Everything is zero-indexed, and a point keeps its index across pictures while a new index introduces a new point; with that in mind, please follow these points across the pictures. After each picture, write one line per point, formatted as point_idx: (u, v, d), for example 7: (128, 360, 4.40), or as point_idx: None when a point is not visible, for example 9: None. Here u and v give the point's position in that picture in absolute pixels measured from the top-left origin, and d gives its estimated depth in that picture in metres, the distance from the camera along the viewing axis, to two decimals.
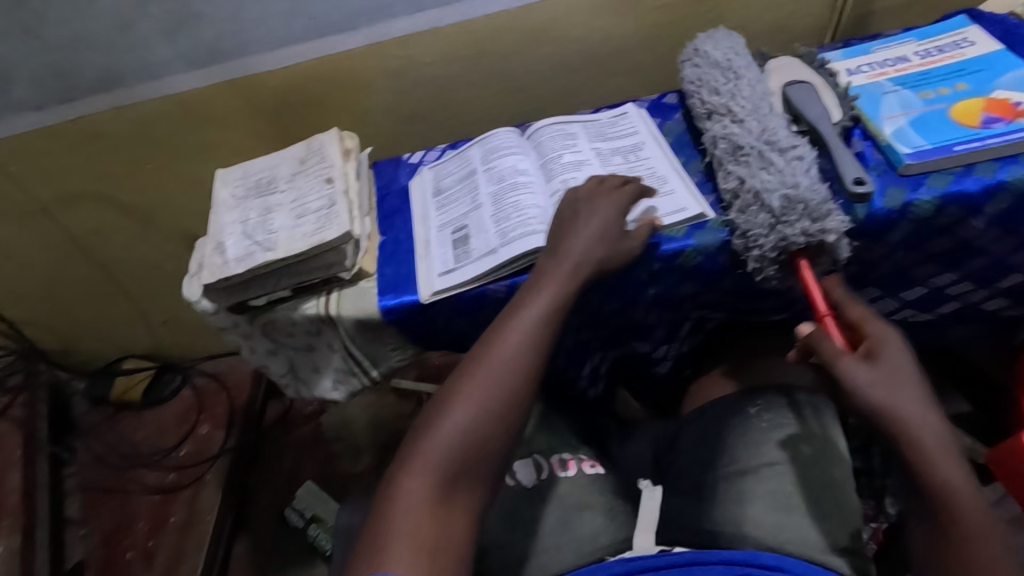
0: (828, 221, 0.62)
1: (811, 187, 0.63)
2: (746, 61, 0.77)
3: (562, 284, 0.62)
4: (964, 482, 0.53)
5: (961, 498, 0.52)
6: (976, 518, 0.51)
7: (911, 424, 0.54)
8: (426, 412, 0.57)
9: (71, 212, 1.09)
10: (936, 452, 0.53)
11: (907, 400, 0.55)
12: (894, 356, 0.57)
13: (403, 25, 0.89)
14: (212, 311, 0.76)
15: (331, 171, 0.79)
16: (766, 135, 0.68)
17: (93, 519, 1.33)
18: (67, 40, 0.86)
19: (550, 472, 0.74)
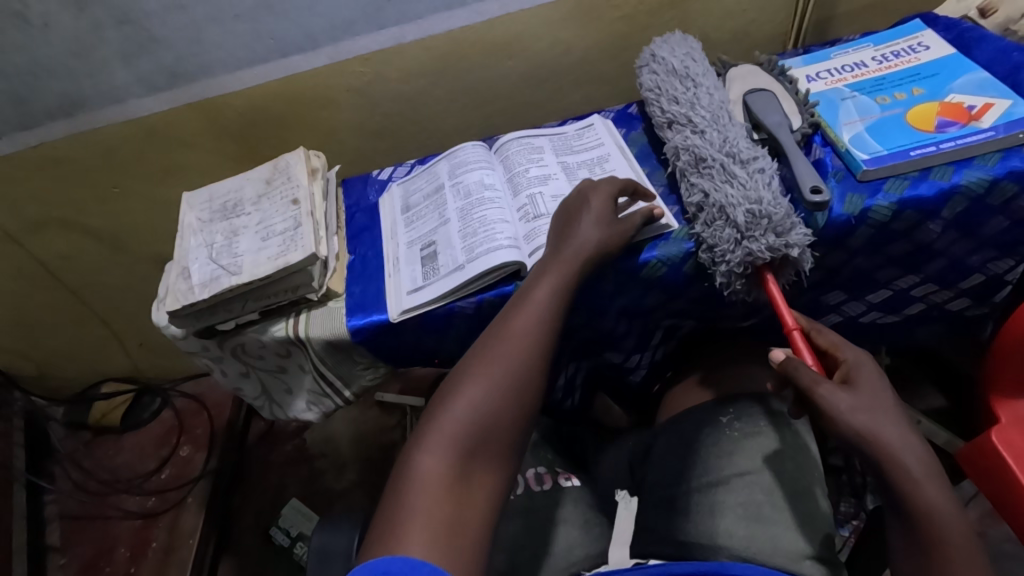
0: (792, 235, 0.63)
1: (774, 202, 0.64)
2: (705, 71, 0.78)
3: (568, 268, 0.63)
4: (946, 503, 0.51)
5: (942, 519, 0.50)
6: (961, 539, 0.50)
7: (886, 437, 0.53)
8: (438, 394, 0.56)
9: (38, 239, 1.08)
10: (921, 472, 0.52)
11: (886, 420, 0.54)
12: (870, 380, 0.57)
13: (365, 42, 0.89)
14: (181, 336, 0.75)
15: (297, 192, 0.78)
16: (727, 147, 0.69)
17: (74, 546, 1.30)
18: (25, 67, 0.85)
19: (526, 487, 0.73)
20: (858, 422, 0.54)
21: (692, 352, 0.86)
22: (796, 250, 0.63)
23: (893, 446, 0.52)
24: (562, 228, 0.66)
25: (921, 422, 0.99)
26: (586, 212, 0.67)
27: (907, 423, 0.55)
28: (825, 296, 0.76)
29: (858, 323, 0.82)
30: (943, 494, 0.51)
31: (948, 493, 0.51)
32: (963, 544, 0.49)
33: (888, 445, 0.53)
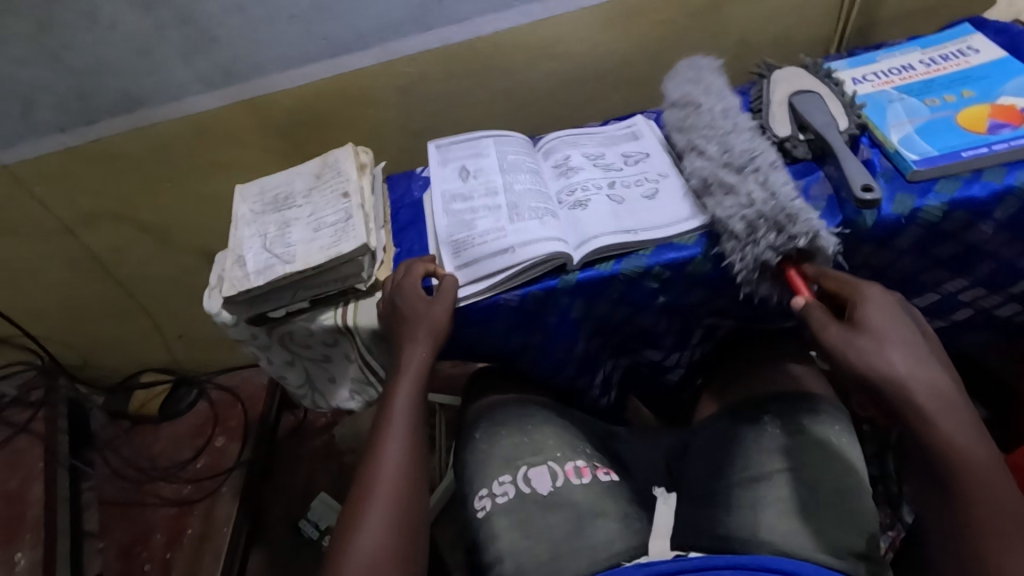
0: (792, 227, 0.63)
1: (766, 202, 0.65)
2: (717, 84, 0.79)
3: (419, 371, 0.67)
4: (964, 426, 0.51)
5: (965, 446, 0.50)
6: (976, 470, 0.49)
7: (891, 367, 0.54)
8: (339, 523, 0.58)
9: (92, 230, 1.12)
10: (928, 402, 0.52)
11: (894, 350, 0.55)
12: (877, 317, 0.57)
13: (413, 43, 0.91)
14: (232, 323, 0.78)
15: (346, 186, 0.80)
16: (723, 158, 0.71)
17: (112, 532, 1.34)
18: (91, 64, 0.89)
19: (565, 479, 0.71)
20: (867, 358, 0.55)
21: (731, 349, 0.85)
22: (802, 240, 0.63)
23: (905, 377, 0.53)
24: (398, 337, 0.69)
25: None
26: (408, 332, 0.68)
27: (918, 350, 0.55)
28: None
29: None
30: (964, 416, 0.51)
31: (969, 418, 0.52)
32: (990, 464, 0.50)
33: (902, 381, 0.53)
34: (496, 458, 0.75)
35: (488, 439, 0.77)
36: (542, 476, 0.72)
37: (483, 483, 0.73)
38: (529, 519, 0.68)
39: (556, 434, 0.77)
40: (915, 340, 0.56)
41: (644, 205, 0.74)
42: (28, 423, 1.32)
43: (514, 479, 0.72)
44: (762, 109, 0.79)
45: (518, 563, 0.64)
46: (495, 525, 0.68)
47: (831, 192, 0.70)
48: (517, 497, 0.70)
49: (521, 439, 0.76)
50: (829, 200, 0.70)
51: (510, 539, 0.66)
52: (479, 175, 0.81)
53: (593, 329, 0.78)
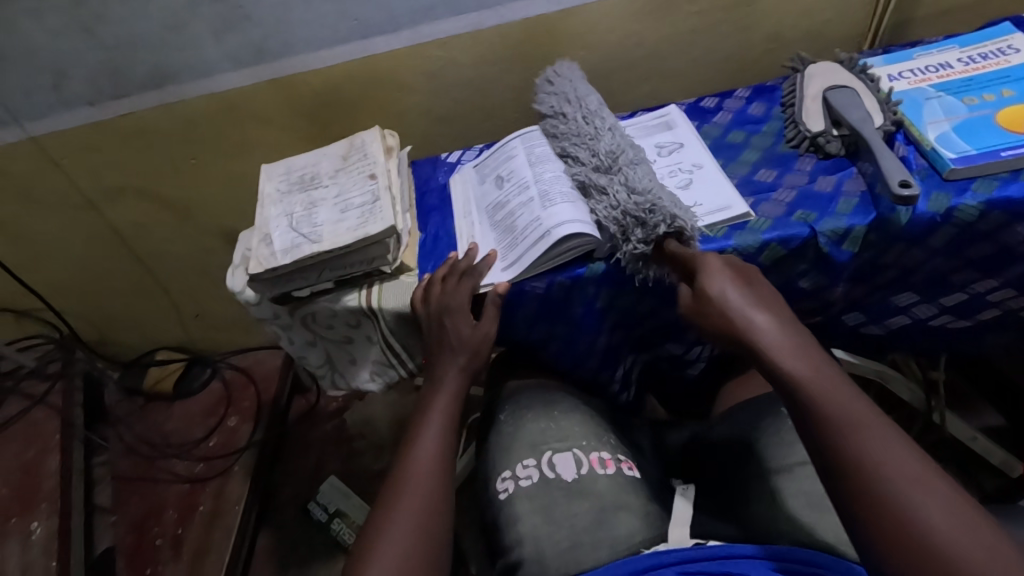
0: (655, 220, 0.65)
1: (631, 198, 0.67)
2: (581, 89, 0.82)
3: (451, 398, 0.67)
4: (806, 361, 0.51)
5: (813, 381, 0.50)
6: (825, 386, 0.50)
7: (743, 324, 0.55)
8: (367, 525, 0.57)
9: (116, 206, 1.13)
10: (775, 345, 0.53)
11: (738, 300, 0.57)
12: (721, 277, 0.59)
13: (444, 27, 0.91)
14: (255, 301, 0.78)
15: (374, 168, 0.80)
16: (594, 163, 0.73)
17: (124, 506, 1.35)
18: (123, 38, 0.89)
19: (589, 468, 0.71)
20: (714, 314, 0.57)
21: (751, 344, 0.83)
22: (665, 228, 0.65)
23: (753, 324, 0.55)
24: (436, 360, 0.70)
25: (975, 439, 1.00)
26: (450, 348, 0.69)
27: (765, 298, 0.57)
28: (895, 296, 0.76)
29: (925, 326, 0.81)
30: (812, 350, 0.52)
31: (812, 352, 0.52)
32: (837, 385, 0.50)
33: (747, 325, 0.55)
34: (520, 442, 0.75)
35: (514, 422, 0.77)
36: (566, 462, 0.71)
37: (506, 465, 0.74)
38: (552, 505, 0.67)
39: (583, 423, 0.76)
40: (763, 291, 0.58)
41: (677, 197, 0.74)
42: (45, 396, 1.34)
43: (539, 464, 0.72)
44: (796, 104, 0.79)
45: (540, 547, 0.64)
46: (516, 508, 0.69)
47: (864, 189, 0.70)
48: (541, 481, 0.70)
49: (547, 424, 0.76)
50: (862, 197, 0.69)
51: (532, 524, 0.67)
52: (512, 177, 0.81)
53: (617, 320, 0.79)
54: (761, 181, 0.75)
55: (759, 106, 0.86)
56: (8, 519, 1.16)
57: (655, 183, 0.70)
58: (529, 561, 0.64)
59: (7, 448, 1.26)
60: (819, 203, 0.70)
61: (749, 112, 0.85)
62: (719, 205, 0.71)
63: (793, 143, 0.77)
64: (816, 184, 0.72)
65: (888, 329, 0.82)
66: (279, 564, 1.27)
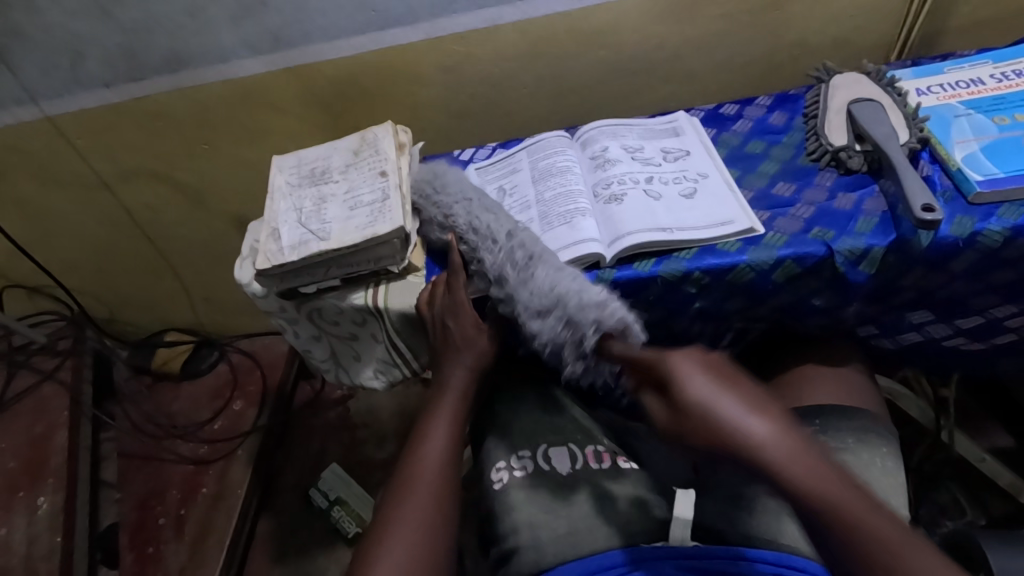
0: (581, 334, 0.60)
1: (546, 320, 0.62)
2: (433, 181, 0.76)
3: (455, 407, 0.66)
4: (829, 480, 0.39)
5: (845, 509, 0.38)
6: (854, 513, 0.38)
7: (737, 432, 0.41)
8: (377, 518, 0.58)
9: (129, 188, 1.13)
10: (781, 464, 0.40)
11: (725, 407, 0.42)
12: (695, 382, 0.44)
13: (463, 21, 0.89)
14: (262, 294, 0.78)
15: (384, 165, 0.79)
16: (496, 278, 0.66)
17: (128, 484, 1.36)
18: (141, 20, 0.89)
19: (584, 463, 0.71)
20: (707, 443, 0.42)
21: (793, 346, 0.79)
22: (591, 337, 0.60)
23: (747, 440, 0.41)
24: (440, 370, 0.69)
25: (984, 460, 0.99)
26: (457, 355, 0.69)
27: (736, 382, 0.44)
28: (911, 313, 0.74)
29: (939, 346, 0.79)
30: (820, 460, 0.40)
31: (836, 474, 0.40)
32: (854, 498, 0.39)
33: (736, 435, 0.41)
34: (516, 433, 0.75)
35: (508, 412, 0.78)
36: (561, 456, 0.72)
37: (502, 455, 0.74)
38: (547, 494, 0.68)
39: (580, 422, 0.77)
40: (748, 387, 0.44)
41: (681, 205, 0.72)
42: (55, 371, 1.36)
43: (533, 456, 0.73)
44: (818, 116, 0.77)
45: (535, 535, 0.65)
46: (511, 498, 0.69)
47: (886, 208, 0.68)
48: (535, 472, 0.71)
49: (542, 417, 0.77)
50: (883, 216, 0.67)
51: (526, 514, 0.67)
52: (515, 191, 0.80)
53: None
54: (778, 195, 0.73)
55: (780, 115, 0.84)
56: (15, 493, 1.18)
57: (569, 276, 0.63)
58: (524, 548, 0.64)
59: (15, 422, 1.28)
60: (837, 221, 0.68)
61: (770, 121, 0.83)
62: (728, 219, 0.69)
63: (814, 157, 0.75)
64: (835, 201, 0.70)
65: (901, 346, 0.80)
66: (279, 549, 1.28)
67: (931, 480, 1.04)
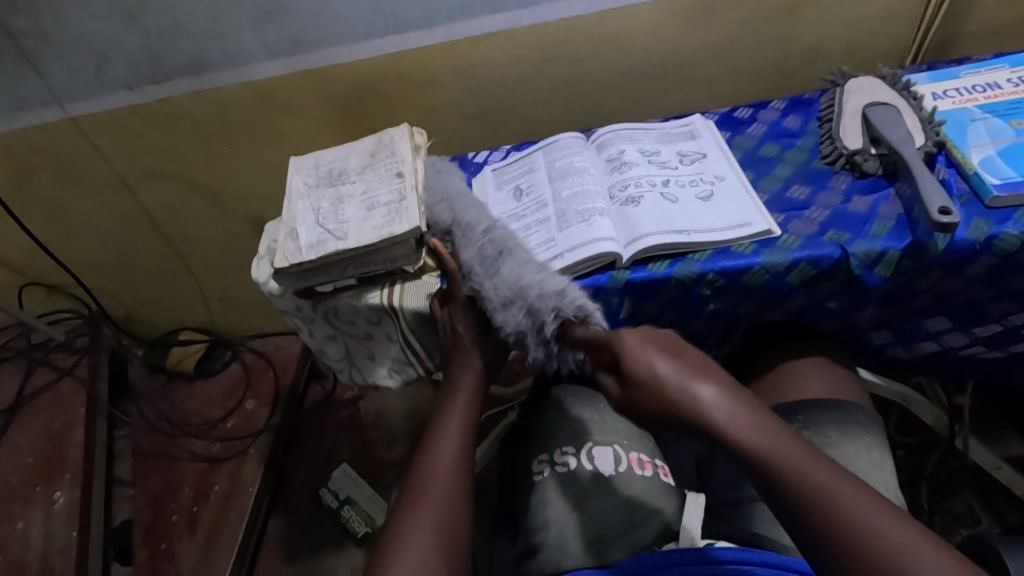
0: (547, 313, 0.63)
1: (513, 298, 0.64)
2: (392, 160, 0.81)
3: (466, 408, 0.67)
4: (752, 425, 0.50)
5: (764, 444, 0.48)
6: (776, 449, 0.48)
7: (676, 387, 0.53)
8: (394, 518, 0.58)
9: (148, 188, 1.15)
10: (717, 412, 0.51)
11: (673, 379, 0.54)
12: (645, 355, 0.56)
13: (480, 25, 0.90)
14: (278, 293, 0.79)
15: (401, 166, 0.80)
16: (470, 260, 0.69)
17: (142, 481, 1.37)
18: (165, 23, 0.91)
19: (627, 467, 0.71)
20: (652, 402, 0.54)
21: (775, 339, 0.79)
22: (551, 324, 0.64)
23: (688, 394, 0.53)
24: (452, 374, 0.70)
25: (999, 469, 0.97)
26: (466, 359, 0.70)
27: (686, 355, 0.56)
28: (925, 318, 0.73)
29: (953, 349, 0.79)
30: (751, 412, 0.51)
31: (763, 422, 0.50)
32: (782, 445, 0.48)
33: (679, 392, 0.53)
34: (563, 429, 0.76)
35: (557, 408, 0.79)
36: (606, 457, 0.72)
37: (545, 448, 0.75)
38: (582, 496, 0.68)
39: (627, 420, 0.77)
40: (697, 360, 0.56)
41: (699, 209, 0.72)
42: (72, 368, 1.38)
43: (577, 454, 0.73)
44: (833, 119, 0.77)
45: (562, 534, 0.65)
46: (547, 493, 0.70)
47: (901, 212, 0.68)
48: (576, 470, 0.71)
49: (591, 416, 0.77)
50: (899, 219, 0.67)
51: (559, 513, 0.67)
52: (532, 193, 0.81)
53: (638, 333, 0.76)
54: (793, 198, 0.73)
55: (795, 119, 0.84)
56: (32, 487, 1.20)
57: (529, 266, 0.66)
58: (551, 546, 0.65)
59: (33, 418, 1.30)
60: (852, 224, 0.68)
61: (784, 125, 0.84)
62: (743, 221, 0.70)
63: (829, 160, 0.76)
64: (850, 204, 0.71)
65: (915, 350, 0.79)
66: (289, 549, 1.29)
67: (946, 487, 1.03)
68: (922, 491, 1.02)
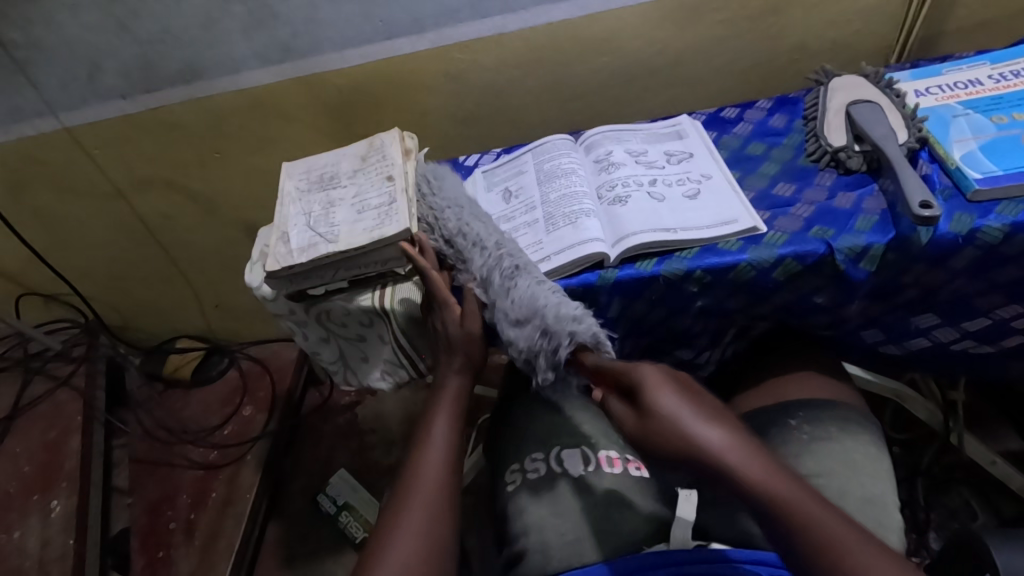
0: (575, 333, 0.64)
1: (538, 313, 0.64)
2: (384, 163, 0.83)
3: (452, 409, 0.67)
4: (768, 468, 0.47)
5: (775, 485, 0.46)
6: (812, 513, 0.44)
7: (688, 429, 0.49)
8: (381, 524, 0.58)
9: (143, 196, 1.16)
10: (726, 453, 0.48)
11: (685, 415, 0.50)
12: (660, 392, 0.52)
13: (467, 30, 0.92)
14: (272, 297, 0.80)
15: (392, 169, 0.81)
16: (482, 280, 0.68)
17: (140, 489, 1.37)
18: (157, 33, 0.92)
19: (596, 466, 0.72)
20: (664, 440, 0.50)
21: (764, 348, 0.82)
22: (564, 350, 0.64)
23: (688, 433, 0.49)
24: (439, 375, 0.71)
25: (994, 463, 0.98)
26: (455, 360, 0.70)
27: (693, 393, 0.53)
28: (913, 314, 0.74)
29: (946, 348, 0.79)
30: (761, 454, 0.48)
31: (774, 469, 0.47)
32: (822, 511, 0.45)
33: (687, 437, 0.49)
34: (532, 435, 0.76)
35: (528, 413, 0.79)
36: (574, 458, 0.73)
37: (516, 458, 0.76)
38: (556, 498, 0.69)
39: (594, 420, 0.77)
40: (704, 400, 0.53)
41: (686, 207, 0.73)
42: (69, 377, 1.38)
43: (547, 458, 0.74)
44: (817, 118, 0.78)
45: (544, 538, 0.66)
46: (522, 501, 0.71)
47: (885, 207, 0.69)
48: (548, 473, 0.72)
49: (558, 418, 0.77)
50: (882, 214, 0.68)
51: (538, 516, 0.68)
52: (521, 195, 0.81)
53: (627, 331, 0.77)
54: (779, 196, 0.74)
55: (780, 118, 0.85)
56: (29, 497, 1.20)
57: (545, 286, 0.66)
58: (533, 550, 0.66)
59: (31, 427, 1.30)
60: (837, 220, 0.69)
61: (770, 124, 0.85)
62: (729, 218, 0.70)
63: (813, 158, 0.76)
64: (835, 200, 0.71)
65: (907, 348, 0.80)
66: (287, 556, 1.29)
67: (941, 484, 1.04)
68: (919, 487, 1.02)
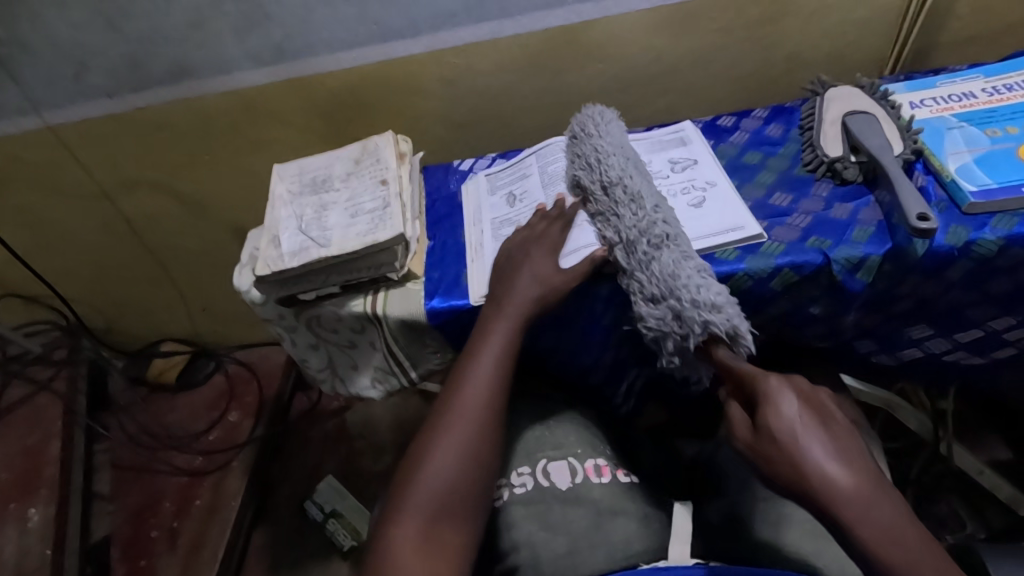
0: (714, 317, 0.57)
1: (676, 289, 0.59)
2: (378, 166, 0.82)
3: (508, 330, 0.64)
4: (897, 527, 0.42)
5: (892, 545, 0.42)
6: (934, 574, 0.41)
7: (816, 468, 0.44)
8: (415, 447, 0.58)
9: (130, 197, 1.14)
10: (856, 506, 0.42)
11: (812, 447, 0.44)
12: (789, 411, 0.46)
13: (463, 34, 0.91)
14: (261, 301, 0.78)
15: (386, 173, 0.80)
16: (625, 238, 0.64)
17: (122, 496, 1.34)
18: (146, 31, 0.90)
19: (584, 477, 0.70)
20: (782, 469, 0.45)
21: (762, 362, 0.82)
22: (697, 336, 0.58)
23: (816, 470, 0.44)
24: (498, 291, 0.67)
25: (983, 473, 0.98)
26: (517, 279, 0.67)
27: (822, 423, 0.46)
28: (907, 325, 0.74)
29: (938, 358, 0.79)
30: (893, 509, 0.43)
31: (905, 527, 0.42)
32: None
33: (812, 473, 0.44)
34: (516, 449, 0.74)
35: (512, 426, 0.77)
36: (561, 470, 0.71)
37: (502, 472, 0.72)
38: (547, 511, 0.67)
39: (578, 432, 0.76)
40: (843, 436, 0.45)
41: (688, 216, 0.73)
42: (49, 381, 1.35)
43: (533, 471, 0.71)
44: (814, 127, 0.79)
45: (535, 552, 0.63)
46: (511, 514, 0.67)
47: (881, 218, 0.69)
48: (535, 489, 0.69)
49: (541, 433, 0.75)
50: (879, 225, 0.68)
51: (527, 532, 0.65)
52: (524, 198, 0.81)
53: (623, 337, 0.78)
54: (776, 205, 0.74)
55: (777, 127, 0.85)
56: (6, 504, 1.16)
57: (688, 264, 0.61)
58: (525, 566, 0.63)
59: (9, 432, 1.27)
60: (834, 230, 0.69)
61: (767, 133, 0.85)
62: (730, 225, 0.70)
63: (810, 167, 0.76)
64: (832, 211, 0.71)
65: (900, 358, 0.80)
66: (272, 565, 1.26)
67: (931, 493, 1.04)
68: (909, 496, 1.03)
